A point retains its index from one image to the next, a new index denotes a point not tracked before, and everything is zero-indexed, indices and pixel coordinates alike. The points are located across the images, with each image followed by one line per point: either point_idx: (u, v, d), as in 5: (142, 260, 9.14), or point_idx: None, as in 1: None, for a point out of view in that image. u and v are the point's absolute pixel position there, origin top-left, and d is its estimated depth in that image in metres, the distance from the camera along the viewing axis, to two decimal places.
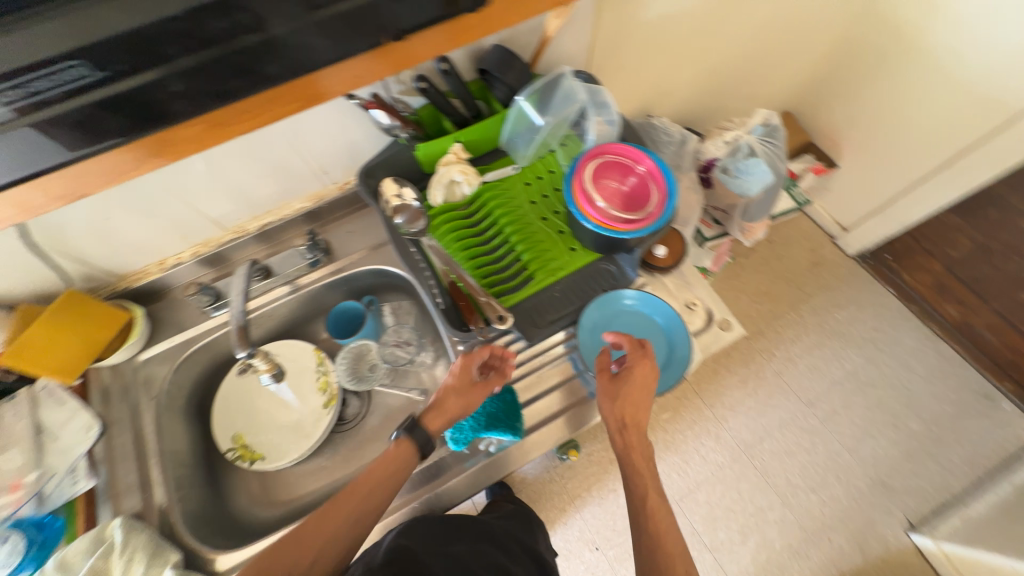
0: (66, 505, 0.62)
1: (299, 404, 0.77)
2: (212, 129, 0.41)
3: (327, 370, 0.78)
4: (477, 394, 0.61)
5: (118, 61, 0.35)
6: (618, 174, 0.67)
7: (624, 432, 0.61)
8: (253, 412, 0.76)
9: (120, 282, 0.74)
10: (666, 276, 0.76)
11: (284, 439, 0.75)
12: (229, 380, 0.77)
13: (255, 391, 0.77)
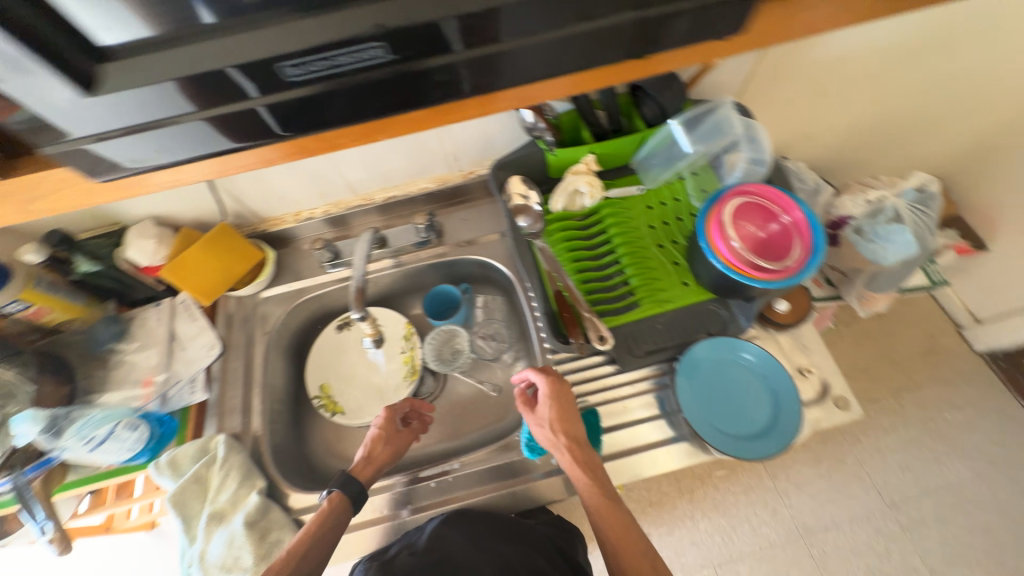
0: (182, 409, 0.70)
1: (384, 371, 0.81)
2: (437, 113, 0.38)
3: (414, 345, 0.81)
4: (401, 441, 0.67)
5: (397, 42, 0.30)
6: (759, 219, 0.62)
7: (572, 465, 0.56)
8: (342, 367, 0.81)
9: (260, 224, 0.81)
10: (781, 333, 0.70)
11: (365, 400, 0.79)
12: (328, 335, 0.83)
13: (348, 349, 0.83)
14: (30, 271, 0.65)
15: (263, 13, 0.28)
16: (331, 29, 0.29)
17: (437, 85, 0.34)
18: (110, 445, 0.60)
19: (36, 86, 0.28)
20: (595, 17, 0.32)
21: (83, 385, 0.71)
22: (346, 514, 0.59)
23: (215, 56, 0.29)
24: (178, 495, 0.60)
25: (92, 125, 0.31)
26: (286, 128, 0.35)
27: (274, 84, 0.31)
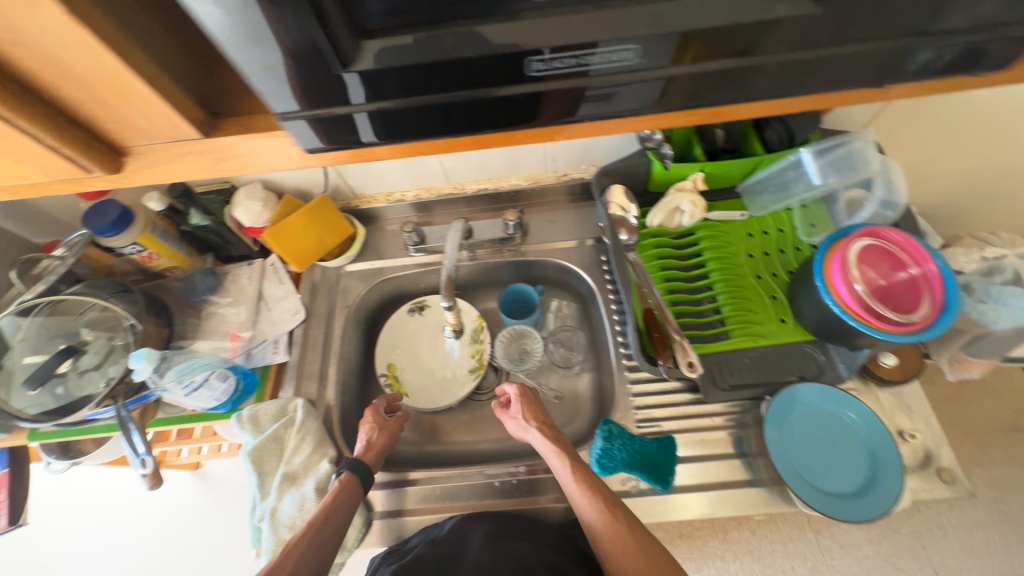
0: (261, 367, 0.73)
1: (452, 360, 0.81)
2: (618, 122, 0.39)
3: (483, 339, 0.81)
4: (394, 427, 0.69)
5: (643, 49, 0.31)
6: (886, 264, 0.58)
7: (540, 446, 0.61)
8: (411, 350, 0.82)
9: (353, 201, 0.84)
10: (882, 389, 0.65)
11: (431, 386, 0.80)
12: (399, 316, 0.84)
13: (418, 333, 0.83)
14: (149, 218, 0.70)
15: (515, 14, 0.29)
16: (579, 29, 0.30)
17: (647, 95, 0.35)
18: (203, 392, 0.63)
19: (304, 56, 0.29)
20: (686, 62, 0.32)
21: (179, 330, 0.75)
22: (359, 491, 0.59)
23: (470, 46, 0.30)
24: (257, 451, 0.63)
25: (316, 101, 0.32)
26: (486, 122, 0.36)
27: (507, 76, 0.32)
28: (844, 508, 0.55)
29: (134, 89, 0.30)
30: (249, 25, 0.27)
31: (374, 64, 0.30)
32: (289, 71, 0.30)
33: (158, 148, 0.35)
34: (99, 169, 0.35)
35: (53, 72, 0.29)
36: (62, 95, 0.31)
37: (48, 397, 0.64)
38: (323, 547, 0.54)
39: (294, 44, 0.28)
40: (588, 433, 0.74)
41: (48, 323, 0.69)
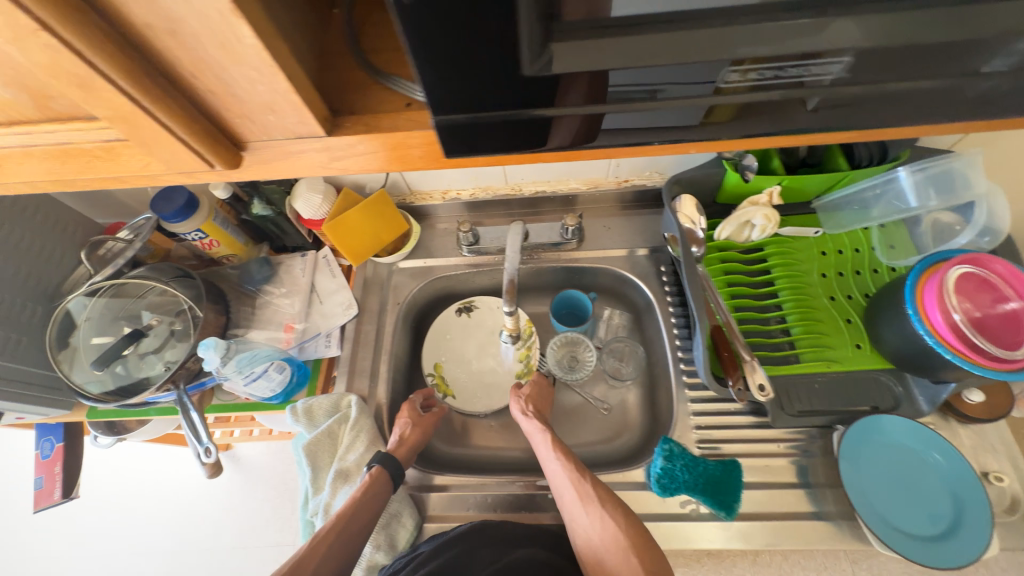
0: (313, 360, 0.74)
1: (499, 364, 0.80)
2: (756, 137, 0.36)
3: (531, 344, 0.79)
4: (432, 423, 0.69)
5: (840, 66, 0.28)
6: (987, 296, 0.53)
7: (528, 429, 0.65)
8: (457, 351, 0.81)
9: (409, 197, 0.83)
10: (963, 427, 0.61)
11: (478, 390, 0.79)
12: (447, 316, 0.82)
13: (465, 334, 0.82)
14: (211, 206, 0.69)
15: (707, 30, 0.26)
16: (779, 42, 0.26)
17: (811, 114, 0.31)
18: (261, 383, 0.63)
19: (476, 55, 0.25)
20: (730, 91, 0.29)
21: (235, 317, 0.75)
22: (387, 487, 0.60)
23: (662, 50, 0.26)
24: (312, 445, 0.64)
25: (472, 106, 0.28)
26: (635, 135, 0.32)
27: (691, 85, 0.28)
28: (932, 551, 0.52)
29: (283, 85, 0.26)
30: (428, 16, 0.23)
31: (559, 67, 0.27)
32: (446, 72, 0.26)
33: (280, 145, 0.31)
34: (217, 163, 0.31)
35: (195, 61, 0.25)
36: (196, 85, 0.26)
37: (109, 376, 0.65)
38: (350, 539, 0.57)
39: (462, 39, 0.25)
40: (639, 448, 0.72)
41: (111, 304, 0.69)
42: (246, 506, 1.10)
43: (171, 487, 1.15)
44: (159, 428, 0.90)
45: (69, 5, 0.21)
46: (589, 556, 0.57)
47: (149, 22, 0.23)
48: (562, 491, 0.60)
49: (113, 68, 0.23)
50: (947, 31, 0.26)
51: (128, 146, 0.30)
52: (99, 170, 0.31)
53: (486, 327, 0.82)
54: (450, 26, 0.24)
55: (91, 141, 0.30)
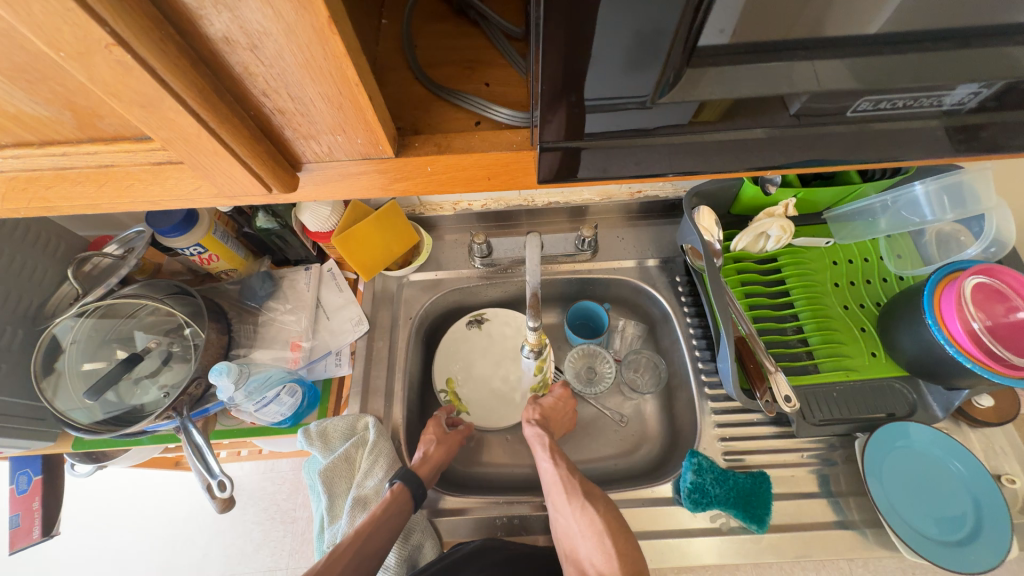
0: (323, 379, 0.71)
1: (515, 378, 0.78)
2: (810, 167, 0.36)
3: (546, 358, 0.72)
4: (453, 443, 0.67)
5: (852, 100, 0.29)
6: (999, 305, 0.55)
7: (530, 433, 0.66)
8: (471, 365, 0.79)
9: (419, 207, 0.80)
10: (973, 430, 0.63)
11: (494, 406, 0.77)
12: (459, 329, 0.80)
13: (478, 347, 0.80)
14: (212, 219, 0.64)
15: (756, 64, 0.27)
16: (830, 77, 0.27)
17: (853, 144, 0.33)
18: (272, 408, 0.60)
19: (589, 82, 0.26)
20: (706, 119, 0.30)
21: (236, 336, 0.71)
22: (407, 507, 0.57)
23: (754, 81, 0.27)
24: (328, 471, 0.62)
25: (570, 129, 0.29)
26: (710, 161, 0.33)
27: (772, 112, 0.30)
28: (953, 556, 0.53)
29: (359, 108, 0.26)
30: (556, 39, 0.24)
31: (678, 95, 0.28)
32: (553, 93, 0.27)
33: (340, 166, 0.31)
34: (274, 187, 0.30)
35: (273, 80, 0.23)
36: (265, 103, 0.25)
37: (99, 405, 0.59)
38: (365, 560, 0.53)
39: (576, 67, 0.25)
40: (660, 461, 0.70)
41: (100, 325, 0.64)
42: (236, 530, 1.04)
43: (153, 512, 1.08)
44: (144, 454, 0.83)
45: (152, 20, 0.19)
46: (567, 546, 0.56)
47: (229, 36, 0.21)
48: (551, 489, 0.61)
49: (187, 88, 0.21)
50: (982, 67, 0.27)
51: (182, 167, 0.29)
52: (145, 191, 0.31)
53: (500, 340, 0.80)
54: (571, 54, 0.25)
55: (143, 161, 0.29)
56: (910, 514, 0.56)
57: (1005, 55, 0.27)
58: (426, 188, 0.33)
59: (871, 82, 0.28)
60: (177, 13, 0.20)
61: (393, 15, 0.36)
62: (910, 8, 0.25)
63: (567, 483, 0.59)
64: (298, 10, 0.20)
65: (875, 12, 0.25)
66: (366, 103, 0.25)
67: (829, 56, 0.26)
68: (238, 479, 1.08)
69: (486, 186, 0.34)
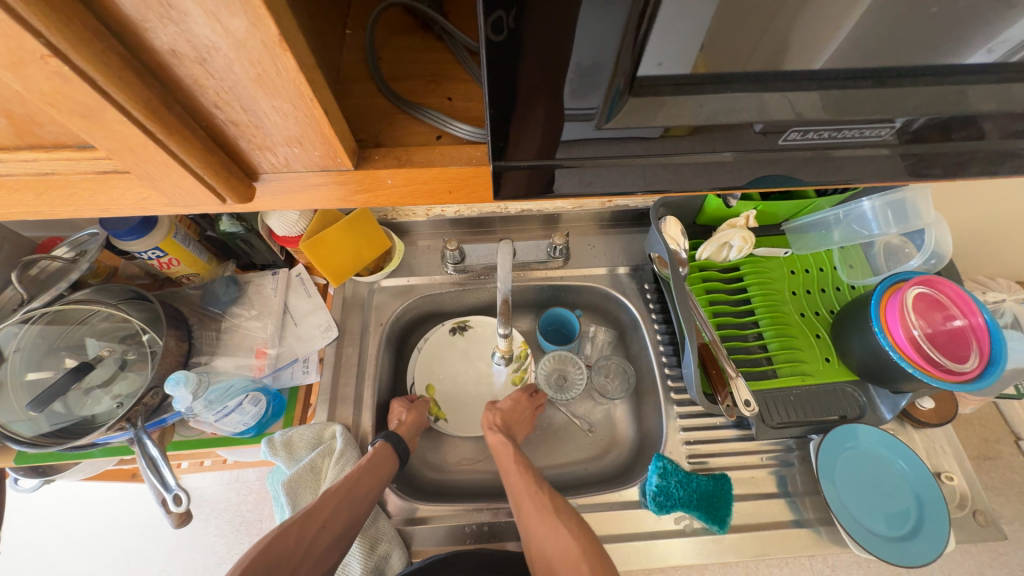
0: (289, 387, 0.70)
1: (489, 383, 0.78)
2: (763, 186, 0.38)
3: (525, 367, 0.78)
4: (424, 406, 0.72)
5: (795, 126, 0.31)
6: (935, 314, 0.59)
7: (495, 444, 0.66)
8: (447, 371, 0.78)
9: (390, 213, 0.80)
10: (917, 431, 0.68)
11: (471, 413, 0.77)
12: (440, 335, 0.79)
13: (455, 354, 0.79)
14: (172, 221, 0.62)
15: (705, 91, 0.28)
16: (773, 104, 0.29)
17: (800, 167, 0.35)
18: (233, 418, 0.58)
19: (548, 102, 0.27)
20: (674, 135, 0.30)
21: (197, 343, 0.68)
22: (390, 462, 0.62)
23: (703, 108, 0.28)
24: (292, 482, 0.60)
25: (518, 149, 0.30)
26: (668, 178, 0.34)
27: (722, 137, 0.31)
28: (899, 552, 0.57)
29: (316, 122, 0.26)
30: (502, 64, 0.24)
31: (626, 120, 0.29)
32: (504, 113, 0.27)
33: (298, 177, 0.30)
34: (229, 197, 0.29)
35: (224, 93, 0.23)
36: (217, 115, 0.25)
37: (44, 416, 0.56)
38: (358, 499, 0.57)
39: (524, 92, 0.26)
40: (628, 466, 0.72)
41: (47, 331, 0.61)
42: (197, 544, 1.00)
43: (105, 529, 1.02)
44: (95, 467, 0.79)
45: (96, 33, 0.19)
46: (541, 564, 0.55)
47: (176, 49, 0.21)
48: (519, 501, 0.60)
49: (132, 100, 0.21)
50: (910, 100, 0.30)
51: (129, 176, 0.28)
52: (89, 201, 0.30)
53: (478, 349, 0.80)
54: (518, 81, 0.25)
55: (86, 170, 0.28)
56: (859, 511, 0.59)
57: (924, 92, 0.29)
58: (388, 200, 0.33)
59: (812, 112, 0.30)
60: (121, 25, 0.19)
61: (357, 26, 0.36)
62: (839, 49, 0.27)
63: (538, 499, 0.59)
64: (248, 26, 0.20)
65: (809, 50, 0.27)
66: (322, 116, 0.25)
67: (772, 87, 0.28)
68: (200, 491, 1.04)
69: (448, 199, 0.34)
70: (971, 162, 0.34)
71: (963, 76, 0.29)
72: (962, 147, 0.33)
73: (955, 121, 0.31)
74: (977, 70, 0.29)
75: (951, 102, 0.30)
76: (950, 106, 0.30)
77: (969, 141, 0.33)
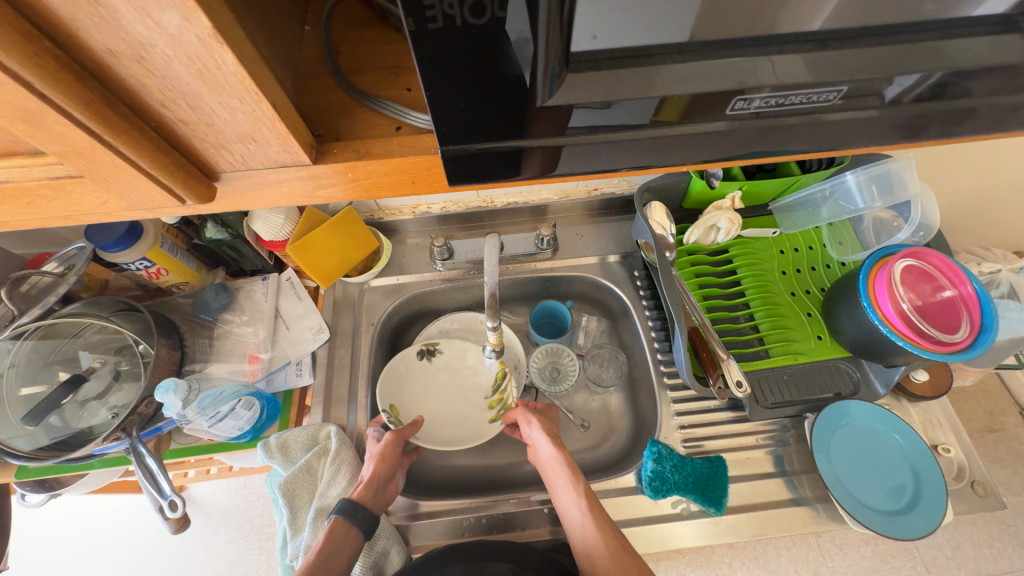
0: (283, 391, 0.70)
1: (466, 410, 0.72)
2: (732, 162, 0.38)
3: (506, 387, 0.71)
4: (393, 450, 0.62)
5: (755, 101, 0.30)
6: (925, 287, 0.59)
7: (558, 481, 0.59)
8: (417, 396, 0.71)
9: (377, 212, 0.80)
10: (912, 404, 0.67)
11: (454, 425, 0.71)
12: (408, 361, 0.72)
13: (425, 382, 0.73)
14: (158, 231, 0.62)
15: (651, 64, 0.27)
16: (728, 72, 0.28)
17: (769, 139, 0.34)
18: (228, 422, 0.59)
19: (502, 81, 0.27)
20: (665, 120, 0.31)
21: (190, 352, 0.69)
22: (353, 538, 0.54)
23: (658, 82, 0.28)
24: (289, 483, 0.60)
25: (475, 132, 0.30)
26: (634, 158, 0.34)
27: (679, 113, 0.31)
28: (896, 526, 0.57)
29: (266, 117, 0.26)
30: (469, 49, 0.25)
31: (568, 93, 0.28)
32: (448, 95, 0.27)
33: (257, 175, 0.30)
34: (188, 198, 0.29)
35: (168, 91, 0.23)
36: (165, 114, 0.25)
37: (42, 430, 0.57)
38: None
39: (466, 72, 0.26)
40: (625, 454, 0.72)
41: (40, 347, 0.61)
42: (208, 552, 1.01)
43: (117, 540, 1.03)
44: (100, 480, 0.80)
45: (26, 34, 0.19)
46: None
47: (113, 48, 0.21)
48: (591, 557, 0.54)
49: (72, 101, 0.21)
50: (866, 65, 0.29)
51: (84, 181, 0.28)
52: (50, 208, 0.30)
53: (452, 373, 0.74)
54: (462, 62, 0.25)
55: (40, 177, 0.28)
56: (856, 491, 0.59)
57: (878, 53, 0.29)
58: (351, 193, 0.34)
59: (769, 79, 0.29)
60: (50, 25, 0.20)
61: (316, 21, 0.36)
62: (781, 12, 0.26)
63: (616, 557, 0.53)
64: (181, 21, 0.20)
65: (750, 15, 0.26)
66: (271, 111, 0.25)
67: (723, 56, 0.28)
68: (208, 499, 1.05)
69: (413, 189, 0.34)
70: (948, 126, 0.33)
71: (920, 33, 0.28)
72: (929, 112, 0.33)
73: (916, 85, 0.31)
74: (930, 25, 0.28)
75: (912, 63, 0.29)
76: (909, 68, 0.29)
77: (935, 105, 0.32)
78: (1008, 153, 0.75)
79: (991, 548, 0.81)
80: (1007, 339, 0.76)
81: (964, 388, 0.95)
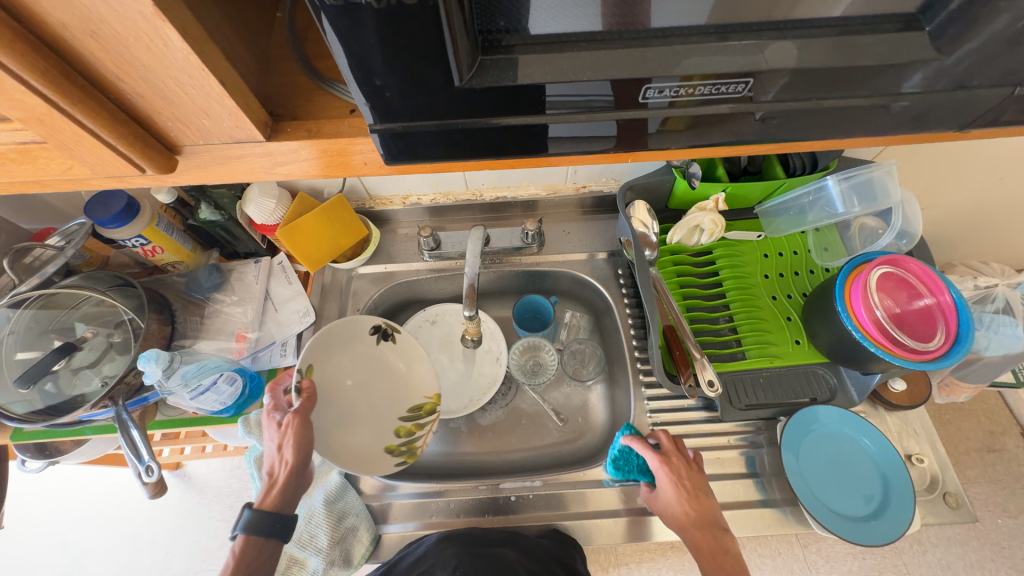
0: (268, 370, 0.72)
1: (370, 429, 0.64)
2: (683, 154, 0.39)
3: (422, 425, 0.68)
4: (302, 437, 0.54)
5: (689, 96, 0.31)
6: (899, 296, 0.59)
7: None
8: (337, 374, 0.64)
9: (368, 201, 0.81)
10: (890, 413, 0.67)
11: (359, 435, 0.63)
12: (360, 329, 0.67)
13: (361, 360, 0.67)
14: (155, 210, 0.65)
15: (569, 49, 0.29)
16: (655, 59, 0.29)
17: (711, 134, 0.34)
18: (210, 396, 0.61)
19: (425, 63, 0.27)
20: (683, 104, 0.31)
21: (180, 327, 0.71)
22: (272, 547, 0.51)
23: (591, 68, 0.29)
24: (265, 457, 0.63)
25: (415, 112, 0.30)
26: (579, 145, 0.35)
27: (616, 106, 0.31)
28: (860, 531, 0.57)
29: (213, 91, 0.27)
30: (417, 24, 0.25)
31: (485, 81, 0.29)
32: (361, 74, 0.28)
33: (214, 149, 0.32)
34: (148, 168, 0.31)
35: (119, 63, 0.25)
36: (122, 86, 0.27)
37: (37, 395, 0.60)
38: None
39: (389, 49, 0.26)
40: (599, 450, 0.73)
41: (39, 316, 0.64)
42: (201, 529, 1.04)
43: (114, 512, 1.07)
44: (97, 450, 0.83)
45: None
46: None
47: (66, 21, 0.23)
48: None
49: (28, 68, 0.23)
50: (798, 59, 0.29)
51: (48, 147, 0.31)
52: (20, 172, 0.32)
53: (391, 367, 0.69)
54: (379, 40, 0.26)
55: (8, 141, 0.30)
56: (824, 497, 0.59)
57: (807, 48, 0.29)
58: (302, 171, 0.35)
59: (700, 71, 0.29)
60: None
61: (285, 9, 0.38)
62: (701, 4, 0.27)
63: None
64: None
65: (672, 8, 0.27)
66: (218, 85, 0.27)
67: (649, 48, 0.29)
68: (204, 477, 1.08)
69: (364, 169, 0.36)
70: (892, 127, 0.34)
71: (856, 28, 0.29)
72: (870, 115, 0.33)
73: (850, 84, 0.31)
74: (854, 22, 0.29)
75: (845, 59, 0.29)
76: (841, 63, 0.29)
77: (874, 105, 0.32)
78: (1005, 164, 0.74)
79: (982, 569, 0.80)
80: (1002, 356, 0.74)
81: (961, 405, 0.94)
